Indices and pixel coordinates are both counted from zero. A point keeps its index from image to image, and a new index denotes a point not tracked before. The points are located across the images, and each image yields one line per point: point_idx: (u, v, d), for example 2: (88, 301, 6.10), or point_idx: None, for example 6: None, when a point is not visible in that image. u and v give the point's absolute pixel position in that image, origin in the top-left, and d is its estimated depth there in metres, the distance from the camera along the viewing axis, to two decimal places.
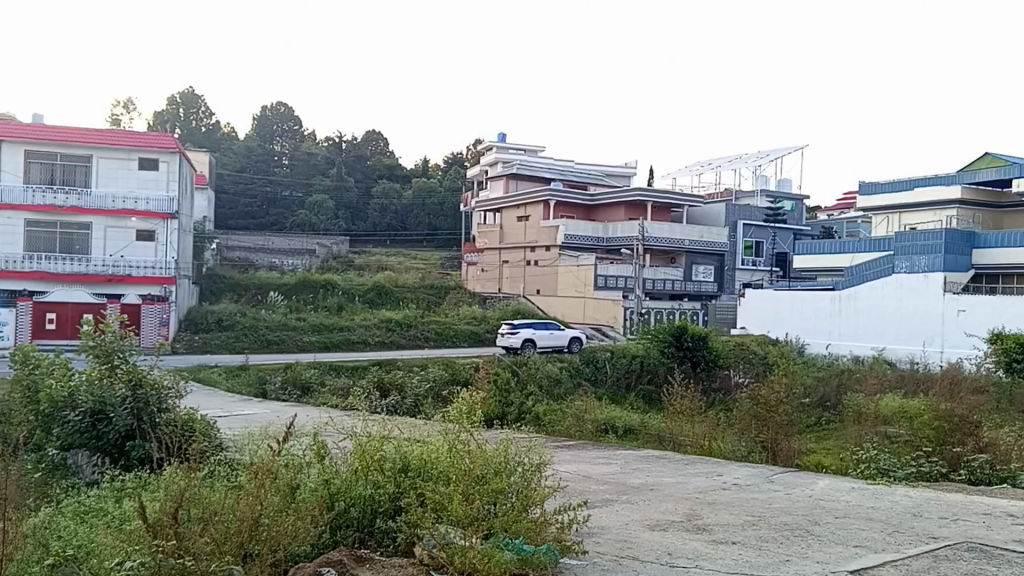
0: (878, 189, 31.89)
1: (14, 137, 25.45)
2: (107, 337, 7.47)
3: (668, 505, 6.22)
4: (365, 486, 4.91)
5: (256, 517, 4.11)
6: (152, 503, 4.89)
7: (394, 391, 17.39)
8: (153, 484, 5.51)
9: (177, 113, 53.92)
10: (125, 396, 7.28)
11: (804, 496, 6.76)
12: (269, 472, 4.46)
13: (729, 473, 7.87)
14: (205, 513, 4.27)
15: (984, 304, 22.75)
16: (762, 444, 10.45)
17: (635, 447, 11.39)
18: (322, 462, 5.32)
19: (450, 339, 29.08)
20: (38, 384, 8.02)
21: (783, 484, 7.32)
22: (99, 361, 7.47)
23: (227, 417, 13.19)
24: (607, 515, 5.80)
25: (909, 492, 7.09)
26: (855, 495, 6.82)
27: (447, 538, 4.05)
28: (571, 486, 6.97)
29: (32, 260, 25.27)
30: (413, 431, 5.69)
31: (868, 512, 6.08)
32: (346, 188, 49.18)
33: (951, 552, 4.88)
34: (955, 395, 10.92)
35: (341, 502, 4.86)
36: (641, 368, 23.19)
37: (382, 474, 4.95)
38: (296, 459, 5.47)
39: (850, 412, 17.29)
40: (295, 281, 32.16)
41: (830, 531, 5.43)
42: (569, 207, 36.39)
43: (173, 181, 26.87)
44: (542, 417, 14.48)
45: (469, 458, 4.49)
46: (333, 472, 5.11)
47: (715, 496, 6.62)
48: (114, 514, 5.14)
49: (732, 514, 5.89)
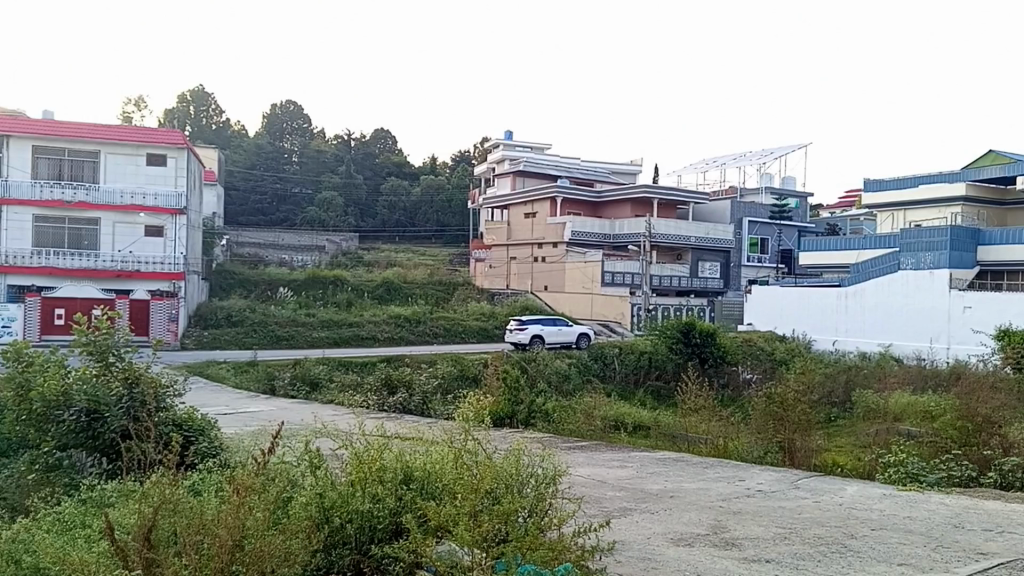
0: (884, 187, 31.54)
1: (21, 132, 25.36)
2: (100, 335, 7.01)
3: (692, 515, 6.05)
4: (363, 501, 4.42)
5: (239, 535, 3.50)
6: (123, 520, 4.28)
7: (403, 389, 16.79)
8: (132, 492, 4.97)
9: (188, 111, 54.01)
10: (121, 396, 6.84)
11: (835, 504, 6.57)
12: (252, 485, 3.90)
13: (752, 478, 7.69)
14: (187, 523, 3.73)
15: (990, 301, 22.40)
16: (778, 444, 10.15)
17: (649, 448, 11.09)
18: (317, 471, 4.86)
19: (458, 335, 28.97)
20: (29, 382, 7.24)
21: (811, 491, 7.11)
22: (93, 358, 7.04)
23: (231, 416, 13.08)
24: (626, 529, 5.62)
25: (943, 499, 6.88)
26: (887, 504, 6.62)
27: (455, 562, 3.78)
28: (588, 493, 6.78)
29: (40, 255, 25.30)
30: (420, 439, 5.40)
31: (905, 523, 5.89)
32: (355, 185, 49.11)
33: (1005, 572, 4.70)
34: (978, 392, 10.66)
35: (336, 517, 4.36)
36: (649, 365, 22.98)
37: (382, 485, 4.49)
38: (288, 471, 4.97)
39: (860, 408, 17.18)
40: (305, 278, 32.28)
41: (868, 546, 5.25)
42: (577, 204, 36.17)
43: (181, 177, 26.90)
44: (552, 413, 13.95)
45: (477, 472, 4.13)
46: (327, 483, 4.64)
47: (739, 505, 6.45)
48: (89, 530, 4.57)
49: (761, 527, 5.72)
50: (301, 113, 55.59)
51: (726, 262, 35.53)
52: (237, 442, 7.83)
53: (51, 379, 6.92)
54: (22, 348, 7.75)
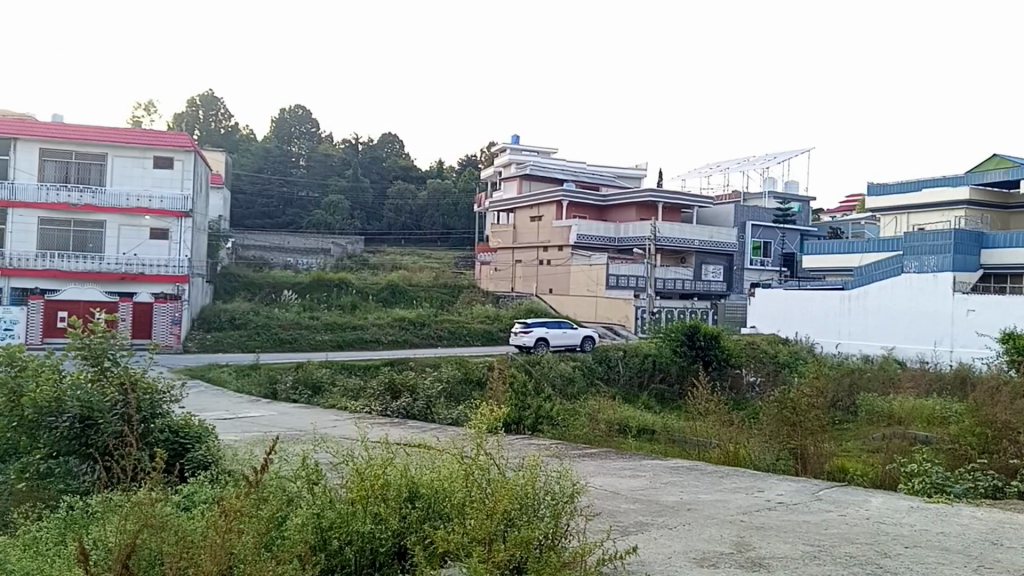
0: (886, 190, 31.27)
1: (28, 134, 25.34)
2: (95, 338, 6.84)
3: (712, 531, 5.87)
4: (364, 522, 4.12)
5: (224, 566, 3.24)
6: (99, 539, 3.95)
7: (406, 393, 16.31)
8: (103, 503, 4.71)
9: (196, 114, 54.03)
10: (115, 402, 6.67)
11: (862, 518, 6.41)
12: (243, 509, 3.65)
13: (771, 489, 7.53)
14: (176, 548, 3.49)
15: (994, 305, 22.17)
16: (791, 451, 9.90)
17: (658, 454, 10.83)
18: (315, 488, 4.57)
19: (463, 338, 28.83)
20: (22, 386, 7.11)
21: (834, 503, 6.94)
22: (87, 363, 6.86)
23: (233, 421, 12.97)
24: (647, 546, 5.41)
25: (975, 513, 6.72)
26: (917, 518, 6.45)
27: None
28: (601, 505, 6.61)
29: (45, 258, 25.24)
30: (428, 448, 5.17)
31: (940, 541, 5.72)
32: (361, 189, 49.11)
33: None
34: (995, 394, 10.54)
35: (335, 539, 4.09)
36: (654, 368, 22.84)
37: (385, 504, 4.20)
38: (284, 485, 4.70)
39: (862, 412, 17.07)
40: (309, 280, 32.16)
41: (904, 566, 5.08)
42: (582, 207, 36.03)
43: (187, 180, 26.76)
44: (557, 417, 13.79)
45: (493, 493, 3.89)
46: (327, 501, 4.34)
47: (762, 519, 6.29)
48: (53, 552, 4.26)
49: (787, 544, 5.54)
50: (308, 117, 55.53)
51: (729, 265, 35.35)
52: (233, 450, 7.70)
53: (45, 385, 6.76)
54: (25, 357, 7.56)
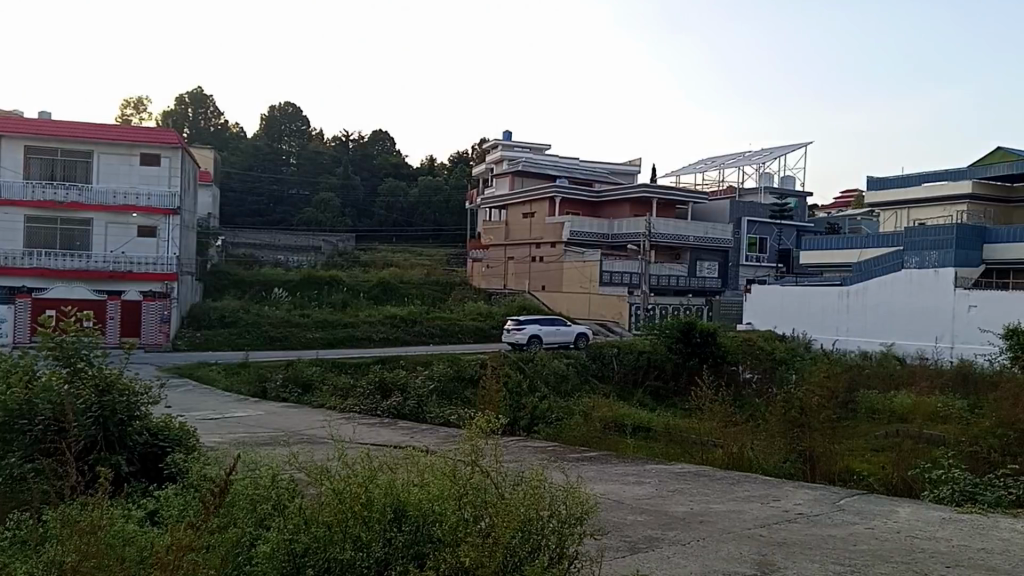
0: (887, 185, 31.24)
1: (12, 132, 24.88)
2: (67, 338, 6.58)
3: (730, 548, 5.64)
4: (342, 548, 3.81)
5: None
6: (49, 566, 3.63)
7: (397, 392, 16.01)
8: (60, 517, 4.38)
9: (186, 112, 53.60)
10: (90, 403, 6.42)
11: (890, 531, 6.21)
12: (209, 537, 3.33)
13: (785, 498, 7.31)
14: None
15: (995, 300, 22.04)
16: (800, 451, 9.72)
17: (652, 454, 10.50)
18: (291, 506, 4.28)
19: (455, 335, 28.58)
20: None
21: (857, 515, 6.73)
22: (60, 364, 6.54)
23: (215, 422, 12.65)
24: (661, 568, 5.15)
25: (1012, 524, 6.53)
26: (951, 531, 6.27)
27: None
28: (607, 517, 6.38)
29: (32, 256, 24.91)
30: (420, 456, 4.89)
31: (981, 559, 5.51)
32: (352, 186, 48.83)
33: None
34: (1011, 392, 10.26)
35: (311, 566, 3.81)
36: (648, 366, 22.64)
37: (368, 527, 3.89)
38: (262, 497, 4.41)
39: (864, 410, 16.81)
40: (300, 278, 31.90)
41: None
42: (575, 204, 35.84)
43: (175, 177, 26.37)
44: (552, 417, 13.58)
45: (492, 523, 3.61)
46: (303, 522, 4.04)
47: (782, 534, 6.06)
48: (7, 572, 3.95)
49: (813, 563, 5.33)
50: (299, 115, 55.14)
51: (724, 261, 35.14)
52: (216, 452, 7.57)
53: (17, 386, 6.46)
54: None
